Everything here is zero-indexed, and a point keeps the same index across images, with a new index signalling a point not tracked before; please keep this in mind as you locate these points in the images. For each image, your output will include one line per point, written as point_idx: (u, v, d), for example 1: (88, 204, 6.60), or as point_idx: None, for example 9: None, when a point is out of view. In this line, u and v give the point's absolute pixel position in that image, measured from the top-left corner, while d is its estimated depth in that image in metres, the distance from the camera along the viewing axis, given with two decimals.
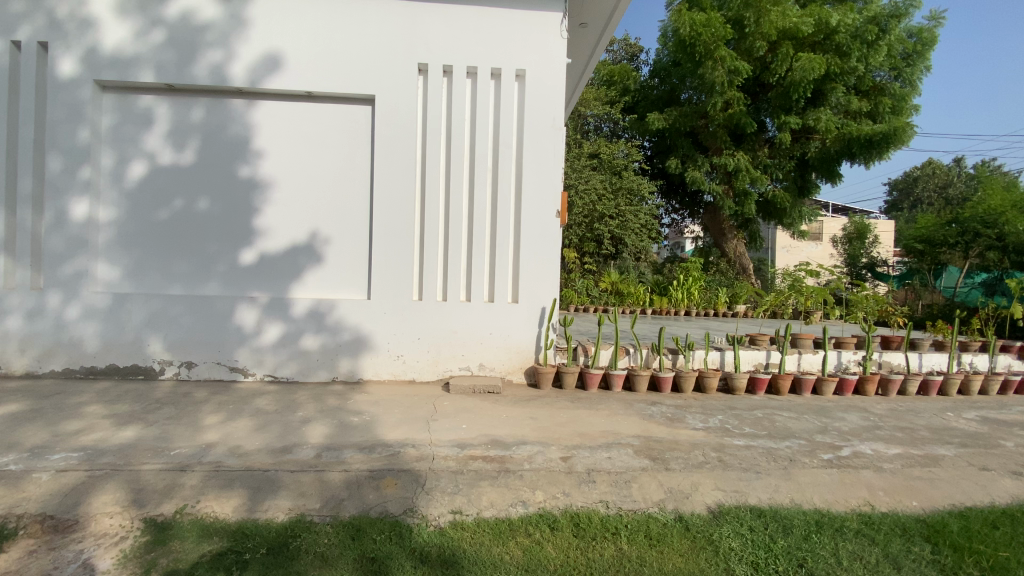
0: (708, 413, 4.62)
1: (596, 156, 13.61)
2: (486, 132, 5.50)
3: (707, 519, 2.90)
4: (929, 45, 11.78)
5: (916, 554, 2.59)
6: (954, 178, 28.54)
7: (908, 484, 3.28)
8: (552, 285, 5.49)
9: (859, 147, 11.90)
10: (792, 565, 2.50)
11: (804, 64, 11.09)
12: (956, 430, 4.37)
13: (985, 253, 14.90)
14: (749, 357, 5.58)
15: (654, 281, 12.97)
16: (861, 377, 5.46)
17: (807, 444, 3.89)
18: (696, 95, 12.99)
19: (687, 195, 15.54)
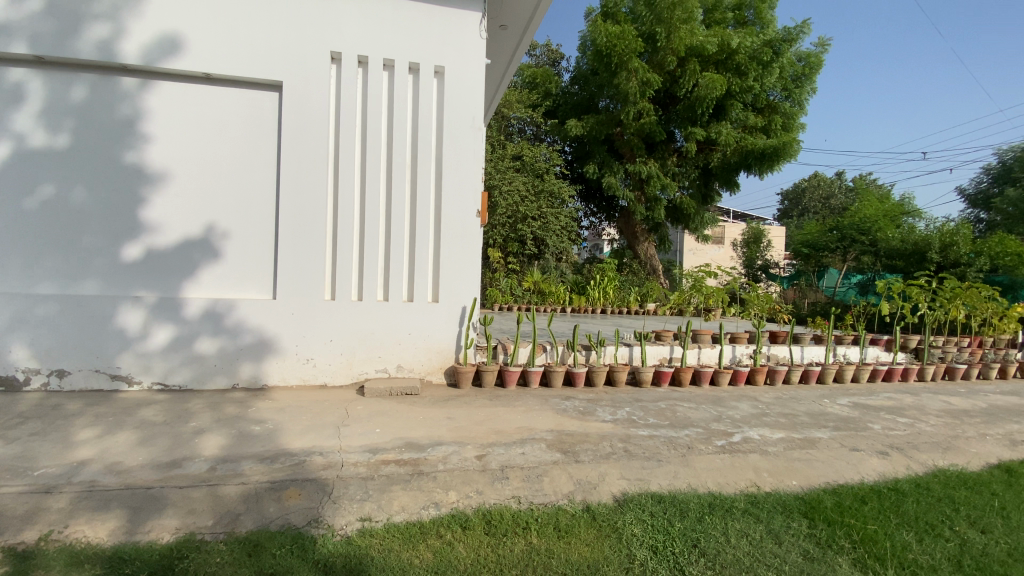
0: (617, 406, 4.83)
1: (519, 158, 13.78)
2: (404, 128, 5.37)
3: (613, 507, 3.01)
4: (815, 69, 13.13)
5: (793, 528, 2.86)
6: (835, 190, 32.10)
7: (789, 465, 3.63)
8: (472, 285, 5.47)
9: (754, 159, 12.92)
10: (688, 545, 2.66)
11: (707, 81, 11.94)
12: (828, 415, 4.91)
13: (861, 257, 16.88)
14: (655, 351, 5.95)
15: (574, 281, 13.43)
16: (752, 368, 5.99)
17: (704, 432, 4.19)
18: (612, 104, 13.59)
19: (603, 200, 16.33)
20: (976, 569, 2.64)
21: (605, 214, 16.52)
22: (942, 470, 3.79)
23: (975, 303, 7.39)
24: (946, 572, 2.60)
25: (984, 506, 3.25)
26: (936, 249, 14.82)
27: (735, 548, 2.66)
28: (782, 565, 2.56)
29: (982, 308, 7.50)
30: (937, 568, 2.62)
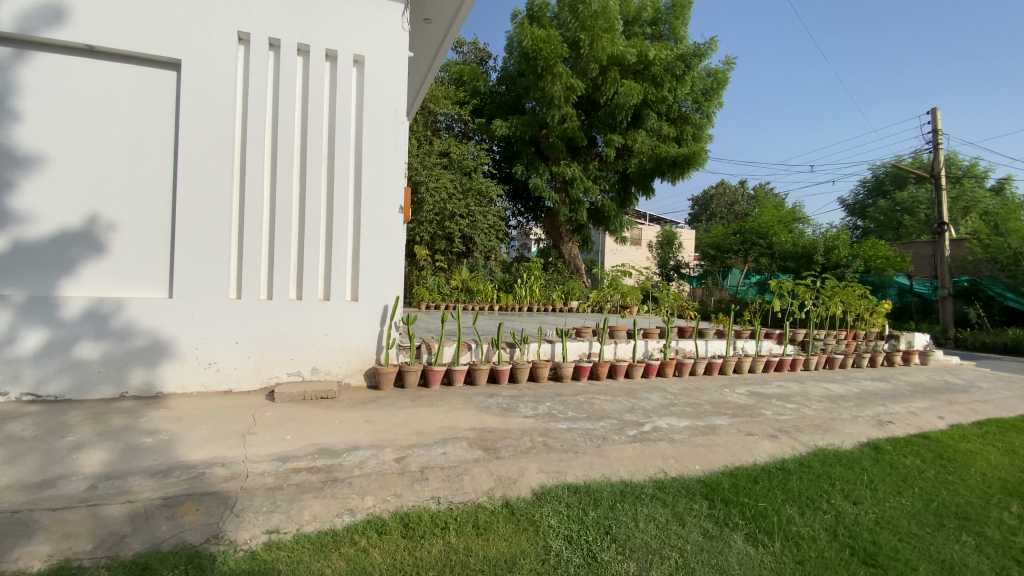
0: (539, 401, 4.94)
1: (446, 155, 13.63)
2: (320, 118, 5.11)
3: (531, 501, 3.06)
4: (722, 85, 14.06)
5: (695, 509, 3.07)
6: (739, 197, 34.98)
7: (693, 451, 3.90)
8: (394, 283, 5.33)
9: (668, 166, 13.79)
10: (601, 533, 2.77)
11: (626, 90, 12.52)
12: (729, 403, 5.34)
13: (759, 258, 18.76)
14: (575, 347, 6.17)
15: (501, 280, 13.56)
16: (663, 361, 6.39)
17: (618, 423, 4.39)
18: (538, 106, 13.84)
19: (530, 200, 16.61)
20: (846, 536, 2.98)
21: (531, 214, 16.81)
22: (821, 449, 4.25)
23: (849, 300, 8.41)
24: (822, 540, 2.92)
25: (853, 479, 3.69)
26: (821, 252, 16.98)
27: (644, 532, 2.81)
28: (685, 544, 2.74)
29: (855, 305, 8.53)
30: (815, 538, 2.93)
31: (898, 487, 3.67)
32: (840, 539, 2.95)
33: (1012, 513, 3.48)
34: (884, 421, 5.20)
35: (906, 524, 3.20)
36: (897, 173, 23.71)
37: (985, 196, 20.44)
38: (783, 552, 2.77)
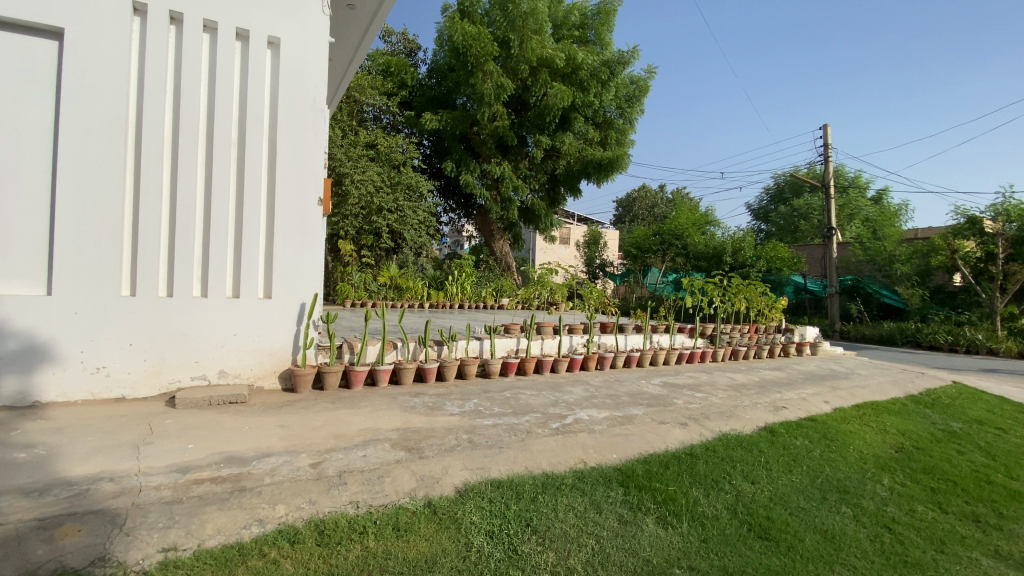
0: (464, 398, 4.93)
1: (372, 147, 13.16)
2: (229, 102, 4.75)
3: (453, 499, 3.05)
4: (644, 93, 14.68)
5: (611, 497, 3.22)
6: (659, 201, 36.96)
7: (611, 441, 4.07)
8: (312, 279, 5.09)
9: (594, 168, 14.25)
10: (522, 526, 2.81)
11: (555, 92, 12.75)
12: (646, 394, 5.63)
13: (675, 258, 20.08)
14: (504, 344, 6.20)
15: (431, 277, 13.35)
16: (586, 356, 6.62)
17: (541, 417, 4.49)
18: (469, 103, 13.77)
19: (461, 196, 16.50)
20: (744, 513, 3.25)
21: (463, 211, 16.70)
22: (726, 434, 4.60)
23: (751, 297, 9.20)
24: (724, 518, 3.16)
25: (752, 461, 4.04)
26: (730, 253, 18.43)
27: (563, 521, 2.89)
28: (601, 531, 2.85)
29: (756, 301, 9.34)
30: (718, 516, 3.17)
31: (789, 466, 4.06)
32: (740, 517, 3.21)
33: (879, 484, 3.97)
34: (780, 406, 5.73)
35: (795, 499, 3.55)
36: (794, 182, 26.21)
37: (864, 205, 23.16)
38: (690, 531, 2.97)
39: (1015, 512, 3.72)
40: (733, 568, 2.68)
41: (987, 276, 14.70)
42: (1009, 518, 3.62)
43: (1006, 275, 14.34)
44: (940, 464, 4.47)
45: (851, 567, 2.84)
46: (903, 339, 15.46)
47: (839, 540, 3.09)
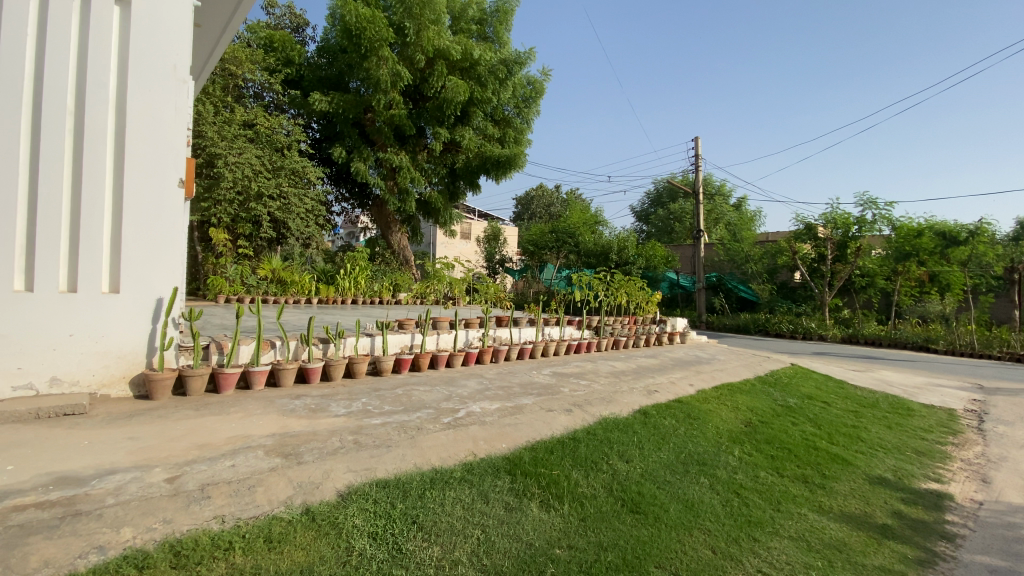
0: (352, 397, 4.71)
1: (251, 127, 12.00)
2: (64, 63, 4.03)
3: (335, 503, 2.90)
4: (540, 95, 15.07)
5: (498, 486, 3.29)
6: (554, 200, 38.42)
7: (501, 432, 4.17)
8: (172, 272, 4.52)
9: (492, 164, 14.41)
10: (407, 524, 2.76)
11: (453, 85, 12.60)
12: (536, 384, 5.84)
13: (569, 255, 21.15)
14: (396, 340, 6.05)
15: (320, 271, 12.56)
16: (481, 350, 6.68)
17: (433, 412, 4.45)
18: (362, 88, 13.11)
19: (355, 185, 15.73)
20: (619, 490, 3.52)
21: (357, 200, 15.94)
22: (606, 418, 4.94)
23: (632, 292, 9.98)
24: (601, 497, 3.40)
25: (628, 441, 4.38)
26: (615, 251, 19.98)
27: (449, 515, 2.89)
28: (487, 520, 2.90)
29: (636, 295, 10.15)
30: (596, 495, 3.39)
31: (659, 444, 4.48)
32: (615, 494, 3.47)
33: (732, 455, 4.53)
34: (654, 390, 6.29)
35: (664, 473, 3.92)
36: (671, 188, 28.87)
37: (727, 210, 26.24)
38: (570, 512, 3.15)
39: (832, 471, 4.47)
40: (607, 542, 2.89)
41: (820, 273, 17.34)
42: (827, 477, 4.34)
43: (832, 274, 17.09)
44: (778, 434, 5.23)
45: (706, 530, 3.21)
46: (755, 328, 17.84)
47: (697, 507, 3.48)
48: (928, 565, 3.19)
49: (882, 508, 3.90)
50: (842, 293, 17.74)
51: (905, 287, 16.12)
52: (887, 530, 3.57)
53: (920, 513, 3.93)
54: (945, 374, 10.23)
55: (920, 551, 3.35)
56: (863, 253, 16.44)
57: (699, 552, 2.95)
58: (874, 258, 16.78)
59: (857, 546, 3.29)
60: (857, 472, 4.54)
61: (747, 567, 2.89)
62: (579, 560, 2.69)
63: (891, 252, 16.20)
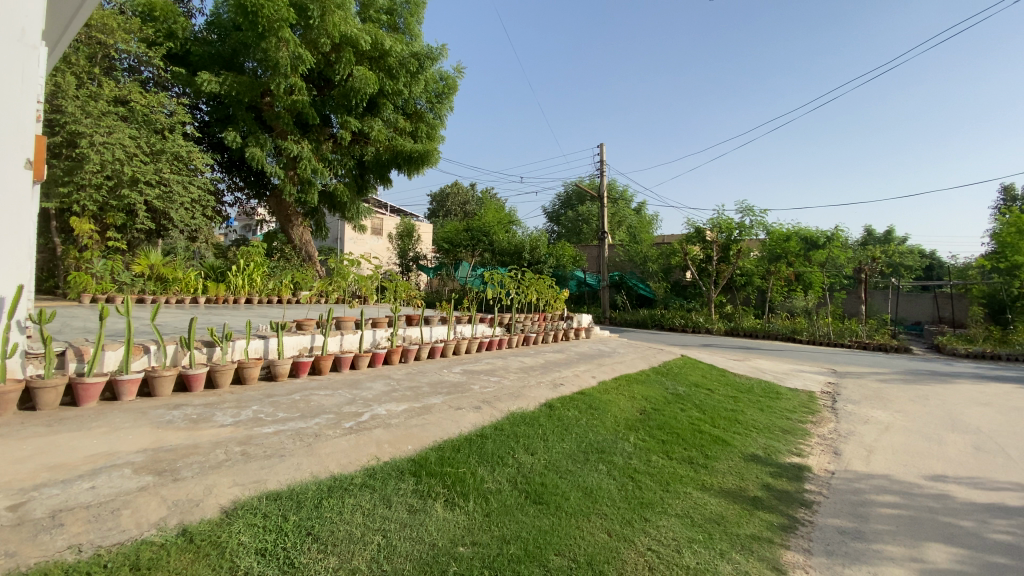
0: (242, 405, 4.35)
1: (124, 103, 10.56)
2: None
3: (218, 520, 2.65)
4: (453, 91, 14.81)
5: (401, 488, 3.22)
6: (469, 198, 38.35)
7: (407, 433, 4.08)
8: (14, 267, 3.86)
9: (403, 159, 14.06)
10: (301, 536, 2.61)
11: (360, 75, 12.07)
12: (445, 383, 5.80)
13: (484, 254, 21.27)
14: (294, 342, 5.74)
15: (208, 267, 11.44)
16: (388, 350, 6.48)
17: (333, 417, 4.24)
18: (259, 69, 12.18)
19: (251, 174, 14.54)
20: (523, 483, 3.61)
21: (253, 191, 14.74)
22: (513, 414, 5.04)
23: (541, 290, 10.26)
24: (505, 490, 3.46)
25: (533, 435, 4.50)
26: (528, 250, 20.46)
27: (348, 523, 2.77)
28: (389, 524, 2.83)
29: (546, 293, 10.45)
30: (500, 490, 3.45)
31: (562, 435, 4.66)
32: (519, 486, 3.55)
33: (628, 442, 4.84)
34: (560, 384, 6.52)
35: (565, 463, 4.08)
36: (580, 191, 30.09)
37: (629, 214, 27.93)
38: (474, 508, 3.17)
39: (713, 451, 4.94)
40: (510, 535, 2.94)
41: (707, 272, 19.00)
42: (710, 457, 4.79)
43: (717, 273, 18.85)
44: (669, 420, 5.68)
45: (603, 514, 3.39)
46: (653, 323, 19.16)
47: (595, 494, 3.66)
48: (789, 529, 3.64)
49: (754, 482, 4.38)
50: (726, 291, 19.62)
51: (776, 285, 18.22)
52: (757, 501, 4.02)
53: (784, 484, 4.48)
54: (807, 361, 11.73)
55: (783, 518, 3.81)
56: (742, 255, 18.42)
57: (596, 536, 3.11)
58: (751, 259, 18.86)
59: (732, 518, 3.66)
60: (734, 451, 5.06)
61: (638, 546, 3.10)
62: (482, 555, 2.72)
63: (766, 254, 18.25)
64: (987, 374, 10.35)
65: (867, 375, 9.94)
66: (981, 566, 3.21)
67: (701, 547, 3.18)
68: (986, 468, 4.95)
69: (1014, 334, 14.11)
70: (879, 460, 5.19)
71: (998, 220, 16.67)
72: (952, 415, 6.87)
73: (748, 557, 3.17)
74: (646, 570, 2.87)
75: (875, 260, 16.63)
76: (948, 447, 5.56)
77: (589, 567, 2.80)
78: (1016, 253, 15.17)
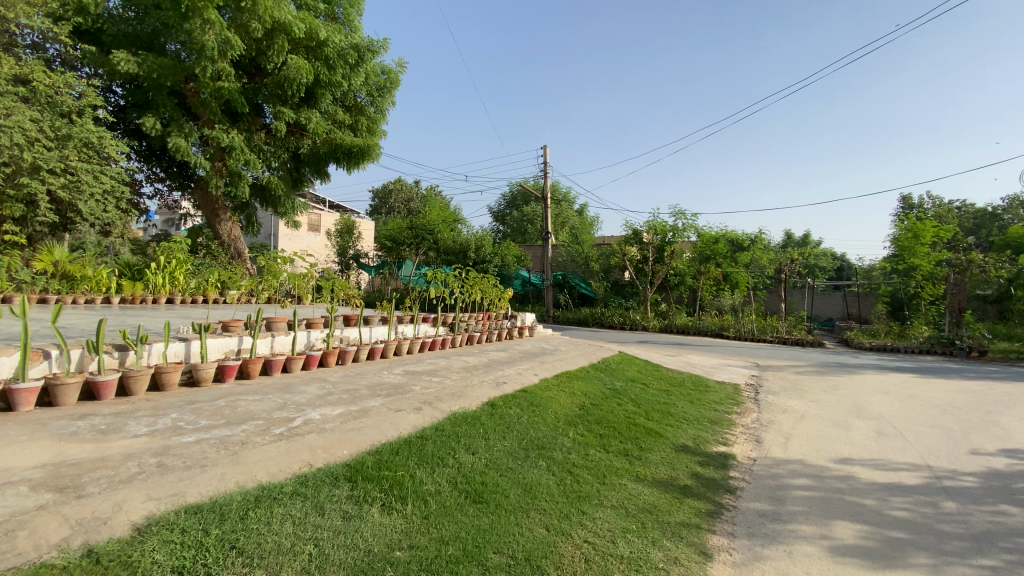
0: (159, 413, 4.04)
1: (24, 81, 9.47)
2: None
3: (128, 539, 2.43)
4: (395, 86, 14.46)
5: (335, 494, 3.11)
6: (413, 195, 37.67)
7: (342, 437, 3.95)
8: None
9: (342, 153, 13.60)
10: (224, 550, 2.45)
11: (295, 65, 11.46)
12: (384, 385, 5.67)
13: (428, 252, 21.01)
14: (219, 344, 5.43)
15: (124, 265, 10.55)
16: (325, 352, 6.25)
17: (262, 423, 4.03)
18: (183, 52, 11.35)
19: (174, 164, 13.53)
20: (463, 482, 3.59)
21: (176, 182, 13.73)
22: (455, 413, 5.01)
23: (486, 289, 10.26)
24: (445, 491, 3.43)
25: (474, 434, 4.50)
26: (473, 249, 20.41)
27: (277, 533, 2.64)
28: (322, 533, 2.72)
29: (490, 292, 10.46)
30: (439, 491, 3.42)
31: (503, 433, 4.69)
32: (459, 487, 3.53)
33: (567, 437, 4.94)
34: (502, 382, 6.56)
35: (506, 461, 4.11)
36: (524, 191, 30.40)
37: (571, 215, 28.54)
38: (412, 511, 3.12)
39: (647, 443, 5.16)
40: (448, 536, 2.92)
41: (643, 272, 19.73)
42: (644, 449, 4.99)
43: (653, 273, 19.63)
44: (606, 414, 5.86)
45: (542, 510, 3.45)
46: (594, 321, 19.71)
47: (534, 490, 3.72)
48: (715, 515, 3.86)
49: (684, 471, 4.61)
50: (661, 290, 20.49)
51: (706, 284, 19.26)
52: (687, 489, 4.24)
53: (711, 472, 4.74)
54: (733, 355, 12.50)
55: (710, 504, 4.04)
56: (676, 256, 19.40)
57: (535, 532, 3.15)
58: (684, 260, 19.92)
59: (664, 507, 3.84)
60: (666, 442, 5.30)
61: (575, 539, 3.17)
62: (419, 558, 2.68)
63: (697, 256, 19.31)
64: (886, 365, 11.48)
65: (786, 368, 10.73)
66: (881, 539, 3.55)
67: (634, 536, 3.31)
68: (885, 450, 5.48)
69: (909, 329, 15.74)
70: (796, 446, 5.61)
71: (896, 226, 18.53)
72: (858, 403, 7.56)
73: (678, 543, 3.33)
74: (583, 561, 2.94)
75: (794, 261, 17.96)
76: (854, 432, 6.11)
77: (527, 563, 2.83)
78: (911, 256, 17.02)
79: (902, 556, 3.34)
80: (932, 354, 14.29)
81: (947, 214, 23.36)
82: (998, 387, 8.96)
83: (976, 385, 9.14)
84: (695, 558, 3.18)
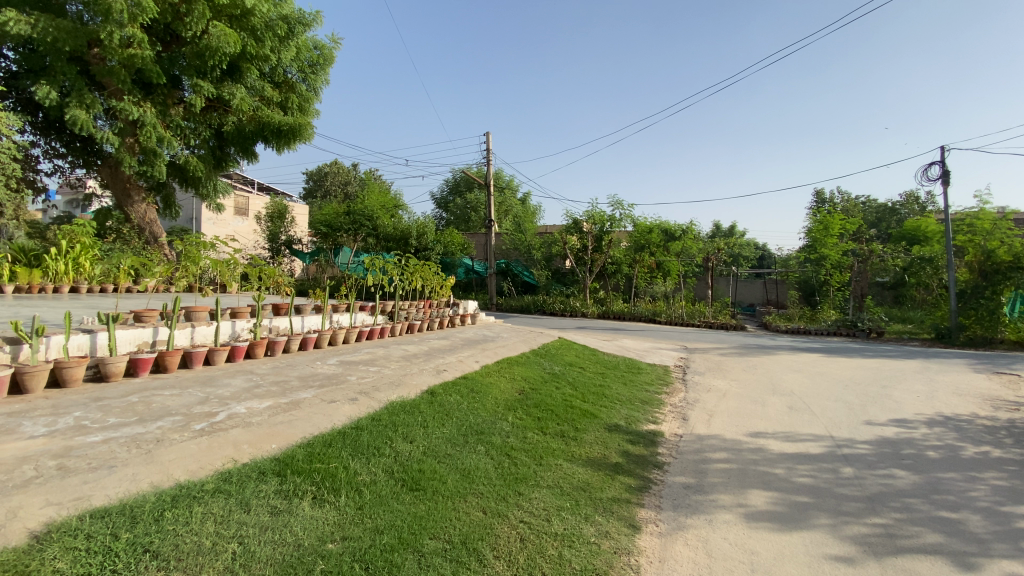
0: (61, 412, 3.70)
1: None
2: None
3: (24, 548, 2.21)
4: (328, 63, 13.82)
5: (262, 490, 2.99)
6: (351, 178, 36.39)
7: (269, 431, 3.79)
8: None
9: (272, 132, 12.71)
10: (136, 554, 2.30)
11: (219, 33, 10.45)
12: (317, 375, 5.49)
13: (366, 238, 20.63)
14: (131, 335, 5.05)
15: (16, 248, 9.29)
16: (251, 342, 5.94)
17: (180, 419, 3.78)
18: (86, 15, 10.20)
19: (77, 138, 12.26)
20: (399, 471, 3.56)
21: (79, 158, 12.53)
22: (392, 403, 4.93)
23: (426, 276, 10.08)
24: (380, 481, 3.38)
25: (412, 423, 4.45)
26: (414, 237, 20.29)
27: (196, 534, 2.50)
28: (246, 530, 2.61)
29: (431, 279, 10.28)
30: (373, 481, 3.36)
31: (442, 421, 4.67)
32: (395, 476, 3.49)
33: (506, 421, 5.02)
34: (441, 370, 6.52)
35: (444, 448, 4.10)
36: (467, 178, 30.20)
37: (514, 203, 28.75)
38: (345, 502, 3.06)
39: (582, 425, 5.33)
40: (383, 525, 2.89)
41: (582, 261, 20.30)
42: (579, 430, 5.16)
43: (592, 261, 20.28)
44: (545, 397, 6.00)
45: (478, 493, 3.49)
46: (534, 309, 20.07)
47: (472, 476, 3.73)
48: (643, 489, 4.08)
49: (615, 450, 4.82)
50: (599, 278, 21.10)
51: (641, 272, 20.03)
52: (618, 467, 4.43)
53: (640, 449, 4.99)
54: (663, 339, 13.16)
55: (639, 479, 4.27)
56: (612, 245, 20.06)
57: (471, 516, 3.19)
58: (621, 249, 20.58)
59: (596, 484, 4.00)
60: (599, 423, 5.50)
61: (511, 519, 3.24)
62: (352, 549, 2.64)
63: (631, 244, 20.11)
64: (798, 346, 12.55)
65: (711, 350, 11.45)
66: (789, 504, 3.89)
67: (568, 514, 3.43)
68: (795, 423, 6.00)
69: (819, 313, 17.21)
70: (718, 422, 6.02)
71: (808, 219, 20.11)
72: (773, 381, 8.22)
73: (609, 518, 3.48)
74: (518, 541, 3.02)
75: (719, 251, 19.16)
76: (770, 408, 6.64)
77: (463, 546, 2.86)
78: (822, 247, 18.50)
79: (807, 518, 3.68)
80: (838, 335, 15.73)
81: (852, 209, 25.57)
82: (890, 364, 10.02)
83: (872, 362, 10.18)
84: (624, 531, 3.35)
